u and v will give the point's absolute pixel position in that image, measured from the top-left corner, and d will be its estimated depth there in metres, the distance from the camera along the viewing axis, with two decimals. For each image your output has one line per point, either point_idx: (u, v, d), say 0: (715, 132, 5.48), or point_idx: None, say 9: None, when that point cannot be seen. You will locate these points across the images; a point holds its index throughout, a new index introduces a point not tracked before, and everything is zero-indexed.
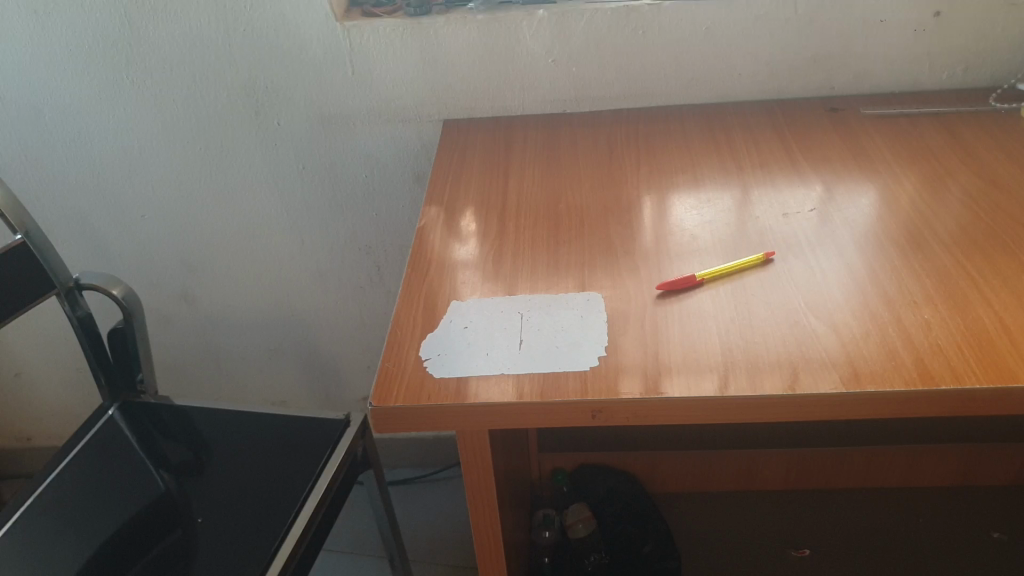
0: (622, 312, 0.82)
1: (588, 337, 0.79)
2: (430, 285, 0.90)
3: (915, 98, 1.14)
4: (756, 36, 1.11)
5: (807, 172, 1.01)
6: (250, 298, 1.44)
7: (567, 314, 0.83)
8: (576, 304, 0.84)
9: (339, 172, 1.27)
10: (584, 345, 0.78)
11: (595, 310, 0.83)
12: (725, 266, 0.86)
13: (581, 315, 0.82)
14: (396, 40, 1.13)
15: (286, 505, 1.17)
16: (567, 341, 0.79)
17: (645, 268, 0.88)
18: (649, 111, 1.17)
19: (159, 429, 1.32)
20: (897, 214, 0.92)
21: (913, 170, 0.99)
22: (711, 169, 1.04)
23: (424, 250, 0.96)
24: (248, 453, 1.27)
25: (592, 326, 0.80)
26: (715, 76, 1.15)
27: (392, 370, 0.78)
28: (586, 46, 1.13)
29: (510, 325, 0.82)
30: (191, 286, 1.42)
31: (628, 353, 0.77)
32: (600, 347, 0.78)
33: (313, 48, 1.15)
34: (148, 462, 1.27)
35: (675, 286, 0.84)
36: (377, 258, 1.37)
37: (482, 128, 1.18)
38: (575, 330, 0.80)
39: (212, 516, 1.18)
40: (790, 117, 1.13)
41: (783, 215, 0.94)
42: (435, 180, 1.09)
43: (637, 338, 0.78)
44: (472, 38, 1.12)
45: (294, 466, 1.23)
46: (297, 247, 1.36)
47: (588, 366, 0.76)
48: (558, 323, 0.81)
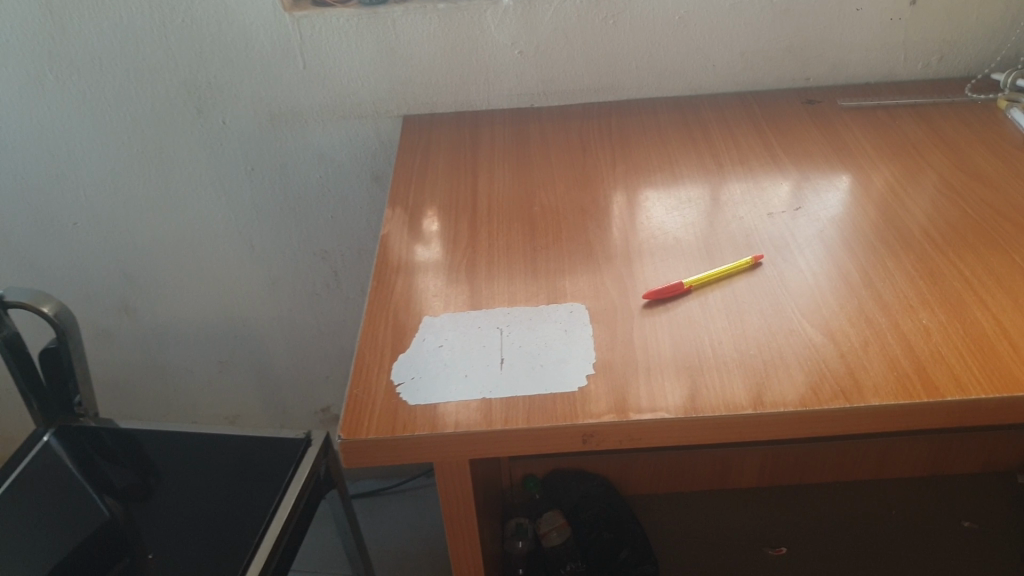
0: (607, 325, 0.77)
1: (574, 355, 0.74)
2: (400, 299, 0.83)
3: (891, 89, 1.11)
4: (729, 26, 1.07)
5: (788, 169, 0.98)
6: (197, 307, 1.35)
7: (550, 328, 0.77)
8: (559, 316, 0.78)
9: (291, 172, 1.19)
10: (570, 364, 0.73)
11: (579, 323, 0.77)
12: (712, 271, 0.82)
13: (565, 330, 0.76)
14: (351, 31, 1.05)
15: (248, 526, 1.12)
16: (552, 360, 0.73)
17: (628, 275, 0.83)
18: (620, 105, 1.12)
19: (102, 453, 1.23)
20: (884, 210, 0.89)
21: (896, 164, 0.96)
22: (691, 167, 0.99)
23: (390, 260, 0.89)
24: (202, 476, 1.20)
25: (578, 342, 0.75)
26: (688, 68, 1.10)
27: (363, 397, 0.72)
28: (554, 36, 1.07)
29: (489, 342, 0.76)
30: (132, 296, 1.33)
31: (617, 370, 0.72)
32: (587, 365, 0.73)
33: (260, 41, 1.06)
34: (91, 488, 1.19)
35: (662, 294, 0.80)
36: (334, 262, 1.30)
37: (445, 125, 1.11)
38: (561, 348, 0.74)
39: (166, 543, 1.12)
40: (766, 110, 1.09)
41: (767, 215, 0.90)
42: (398, 181, 1.02)
43: (625, 353, 0.73)
44: (434, 28, 1.05)
45: (254, 485, 1.18)
46: (246, 252, 1.28)
47: (575, 387, 0.71)
48: (541, 339, 0.76)
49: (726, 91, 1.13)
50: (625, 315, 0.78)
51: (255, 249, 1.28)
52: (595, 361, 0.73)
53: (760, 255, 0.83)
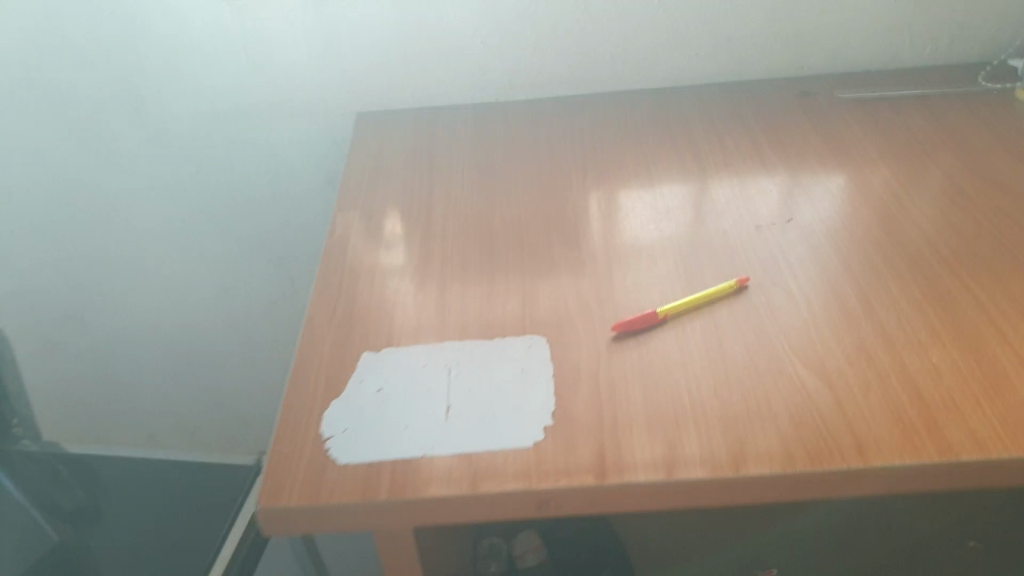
0: (570, 364, 0.67)
1: (531, 403, 0.64)
2: (335, 331, 0.73)
3: (895, 78, 1.01)
4: (715, 10, 0.96)
5: (779, 172, 0.87)
6: (146, 319, 1.26)
7: (506, 370, 0.67)
8: (516, 354, 0.68)
9: (239, 174, 1.10)
10: (526, 413, 0.63)
11: (539, 363, 0.67)
12: (690, 297, 0.72)
13: (523, 372, 0.66)
14: (296, 15, 0.96)
15: (207, 546, 1.03)
16: (506, 409, 0.63)
17: (597, 301, 0.73)
18: (595, 99, 1.02)
19: (48, 479, 1.13)
20: (887, 221, 0.79)
21: (900, 166, 0.86)
22: (671, 170, 0.89)
23: (330, 282, 0.79)
24: (156, 498, 1.11)
25: (537, 386, 0.65)
26: (669, 56, 1.00)
27: (286, 454, 0.62)
28: (520, 23, 0.97)
29: (435, 387, 0.66)
30: (75, 307, 1.23)
31: (580, 421, 0.62)
32: (545, 415, 0.62)
33: (200, 32, 0.98)
34: (36, 512, 1.07)
35: (634, 326, 0.69)
36: (289, 270, 1.21)
37: (402, 123, 1.01)
38: (516, 396, 0.64)
39: (122, 562, 1.01)
40: (756, 103, 0.98)
41: (755, 226, 0.80)
42: (347, 187, 0.92)
43: (589, 399, 0.63)
44: (386, 13, 0.96)
45: (211, 507, 1.10)
46: (196, 259, 1.19)
47: (529, 442, 0.61)
48: (495, 384, 0.66)
49: (712, 82, 1.03)
50: (591, 351, 0.68)
51: (206, 255, 1.18)
52: (554, 409, 0.63)
53: (747, 278, 0.73)
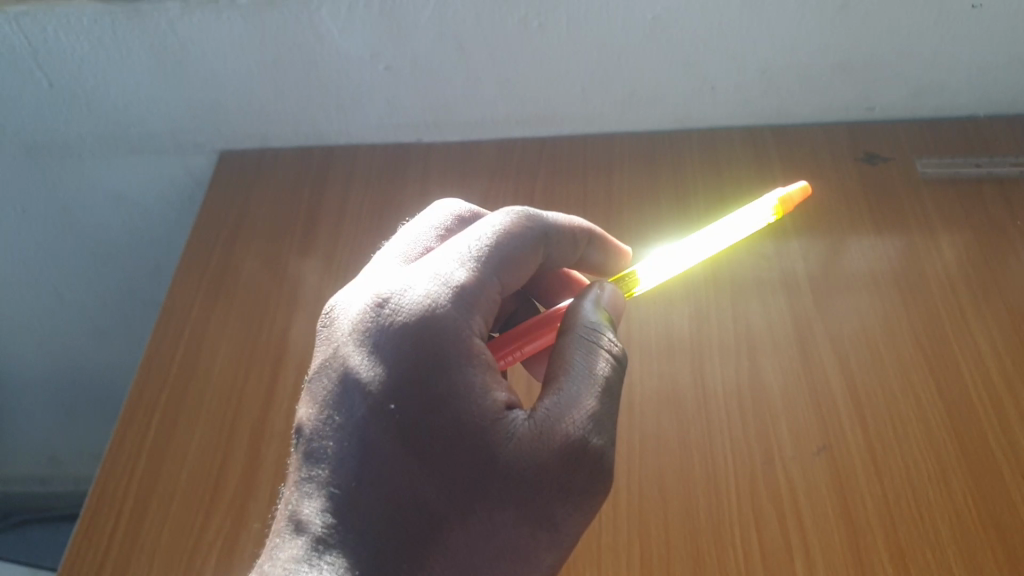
0: (489, 308, 0.40)
1: (378, 440, 0.37)
2: None
3: (1009, 134, 0.65)
4: (748, 34, 0.60)
5: (813, 327, 0.56)
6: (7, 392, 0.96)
7: (343, 333, 0.40)
8: (360, 312, 0.40)
9: (82, 217, 0.80)
10: (380, 459, 0.37)
11: (489, 293, 0.41)
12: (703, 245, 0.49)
13: (375, 359, 0.38)
14: (102, 39, 0.65)
15: None
16: (345, 479, 0.37)
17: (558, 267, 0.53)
18: (556, 151, 0.71)
19: None
20: (977, 466, 0.48)
21: (1011, 335, 0.53)
22: (644, 307, 0.59)
23: (103, 512, 0.54)
24: None
25: (374, 341, 0.38)
26: (668, 93, 0.66)
27: None
28: (441, 45, 0.63)
29: None
30: None
31: (540, 455, 0.37)
32: (425, 453, 0.37)
33: None
34: None
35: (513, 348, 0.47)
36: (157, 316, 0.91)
37: (283, 178, 0.73)
38: (357, 388, 0.38)
39: None
40: (792, 174, 0.66)
41: (765, 456, 0.50)
42: (177, 306, 0.65)
43: (497, 376, 0.39)
44: (236, 36, 0.64)
45: None
46: (48, 316, 0.88)
47: (417, 506, 0.36)
48: (429, 305, 0.39)
49: (730, 126, 0.70)
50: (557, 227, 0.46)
51: (62, 298, 0.87)
52: (447, 444, 0.37)
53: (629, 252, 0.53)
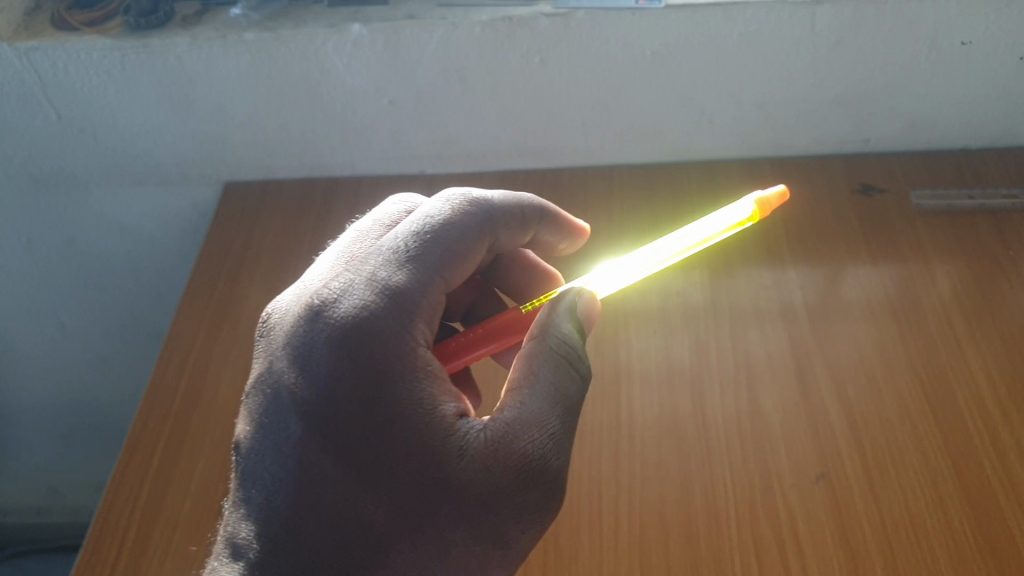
0: (429, 314, 0.41)
1: (318, 462, 0.38)
2: None
3: (1000, 166, 0.67)
4: (743, 68, 0.62)
5: (811, 354, 0.57)
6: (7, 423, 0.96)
7: (280, 347, 0.40)
8: (296, 325, 0.40)
9: (87, 248, 0.81)
10: (321, 481, 0.38)
11: (428, 298, 0.41)
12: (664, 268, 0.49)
13: (311, 377, 0.39)
14: (112, 72, 0.66)
15: None
16: (288, 500, 0.38)
17: (528, 258, 0.55)
18: (556, 183, 0.72)
19: None
20: (974, 493, 0.48)
21: (1005, 364, 0.54)
22: (644, 336, 0.59)
23: (105, 540, 0.54)
24: None
25: (304, 361, 0.39)
26: (667, 126, 0.68)
27: None
28: (444, 79, 0.65)
29: None
30: None
31: (492, 480, 0.38)
32: (367, 476, 0.38)
33: None
34: None
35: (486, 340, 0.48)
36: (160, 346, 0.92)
37: (288, 209, 0.74)
38: (289, 409, 0.39)
39: None
40: (790, 205, 0.67)
41: (765, 483, 0.50)
42: (181, 335, 0.65)
43: (446, 387, 0.40)
44: (244, 70, 0.66)
45: None
46: (51, 346, 0.89)
47: (360, 527, 0.38)
48: (363, 321, 0.39)
49: (728, 158, 0.71)
50: (501, 210, 0.47)
51: (65, 328, 0.87)
52: (389, 467, 0.38)
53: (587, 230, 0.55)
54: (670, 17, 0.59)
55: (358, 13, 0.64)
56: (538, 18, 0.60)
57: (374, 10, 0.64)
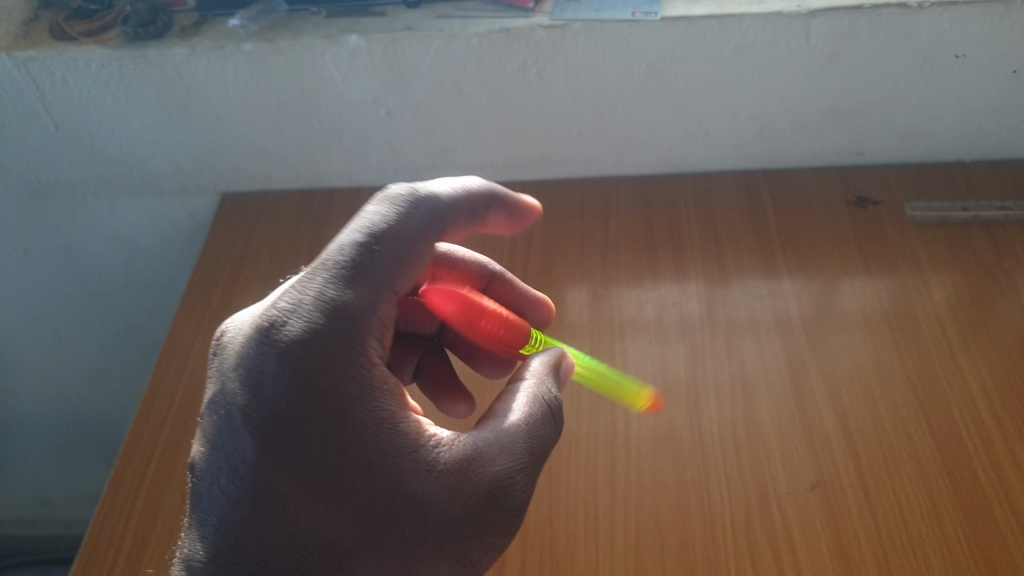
0: (384, 329, 0.39)
1: (278, 487, 0.35)
2: None
3: (993, 178, 0.67)
4: (738, 80, 0.62)
5: (807, 365, 0.57)
6: None
7: (232, 363, 0.37)
8: (244, 342, 0.37)
9: (83, 257, 0.81)
10: (282, 505, 0.35)
11: (384, 312, 0.38)
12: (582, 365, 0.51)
13: (267, 397, 0.35)
14: (111, 83, 0.66)
15: None
16: (246, 529, 0.35)
17: (515, 286, 0.54)
18: (553, 194, 0.72)
19: None
20: (968, 501, 0.48)
21: (998, 374, 0.55)
22: (641, 346, 0.60)
23: (100, 551, 0.54)
24: None
25: (260, 377, 0.36)
26: (663, 137, 0.68)
27: None
28: (442, 90, 0.65)
29: None
30: None
31: (460, 498, 0.37)
32: (331, 498, 0.35)
33: None
34: None
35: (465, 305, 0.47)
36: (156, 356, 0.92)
37: (285, 219, 0.75)
38: (245, 430, 0.35)
39: None
40: (786, 217, 0.67)
41: (761, 492, 0.50)
42: (178, 344, 0.65)
43: (403, 403, 0.38)
44: (242, 80, 0.66)
45: None
46: (45, 357, 0.88)
47: (325, 553, 0.35)
48: (322, 337, 0.36)
49: (724, 170, 0.71)
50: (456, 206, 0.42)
51: (61, 339, 0.87)
52: (355, 487, 0.36)
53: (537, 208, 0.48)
54: (666, 29, 0.59)
55: (355, 24, 0.64)
56: (535, 30, 0.60)
57: (371, 21, 0.64)
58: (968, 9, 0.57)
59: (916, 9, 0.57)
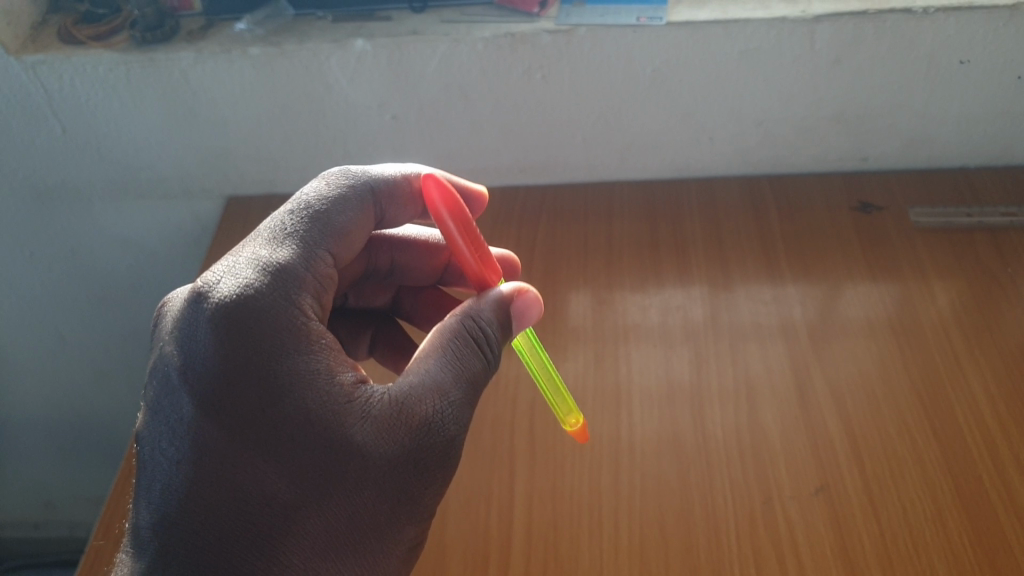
0: (318, 287, 0.40)
1: (215, 442, 0.35)
2: None
3: (997, 184, 0.67)
4: (743, 85, 0.63)
5: (810, 369, 0.57)
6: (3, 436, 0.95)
7: (169, 330, 0.37)
8: (179, 310, 0.37)
9: (89, 261, 0.81)
10: (221, 461, 0.35)
11: (316, 272, 0.40)
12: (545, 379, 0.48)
13: (201, 356, 0.36)
14: (118, 85, 0.67)
15: None
16: (186, 486, 0.35)
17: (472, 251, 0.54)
18: (557, 199, 0.72)
19: None
20: (973, 506, 0.48)
21: (1002, 378, 0.55)
22: (644, 350, 0.60)
23: (106, 554, 0.54)
24: None
25: (191, 341, 0.36)
26: (667, 143, 0.68)
27: None
28: (447, 95, 0.66)
29: None
30: None
31: (398, 442, 0.37)
32: (269, 450, 0.36)
33: None
34: None
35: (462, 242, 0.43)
36: None
37: None
38: (180, 392, 0.36)
39: None
40: (790, 222, 0.67)
41: (765, 496, 0.50)
42: None
43: (341, 358, 0.38)
44: (248, 84, 0.66)
45: None
46: (49, 360, 0.89)
47: (267, 504, 0.35)
48: (252, 294, 0.37)
49: (728, 175, 0.72)
50: (390, 183, 0.45)
51: (66, 342, 0.87)
52: (292, 437, 0.36)
53: (485, 196, 0.50)
54: (671, 34, 0.60)
55: (361, 28, 0.64)
56: (539, 35, 0.61)
57: (377, 25, 0.64)
58: (973, 15, 0.57)
59: (920, 14, 0.57)
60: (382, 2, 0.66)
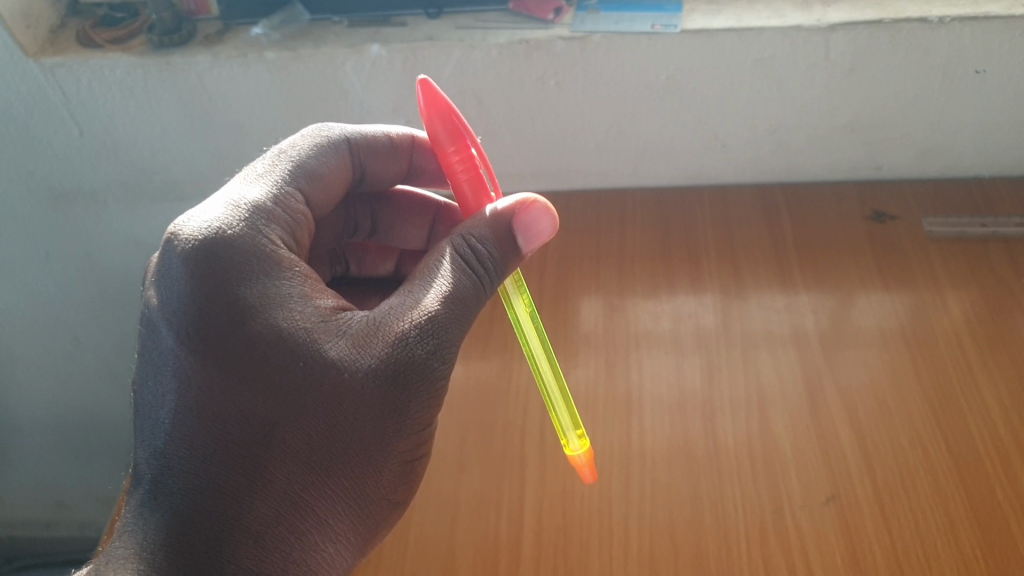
0: (291, 223, 0.41)
1: (192, 370, 0.37)
2: None
3: (1011, 194, 0.67)
4: (758, 93, 0.63)
5: (822, 377, 0.57)
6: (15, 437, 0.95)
7: (150, 277, 0.39)
8: (156, 257, 0.39)
9: (103, 262, 0.82)
10: (199, 387, 0.37)
11: (286, 207, 0.41)
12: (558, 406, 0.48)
13: (175, 295, 0.37)
14: (135, 89, 0.67)
15: None
16: (171, 417, 0.37)
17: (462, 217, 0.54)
18: (569, 206, 0.72)
19: None
20: (985, 517, 0.48)
21: (1015, 390, 0.54)
22: (655, 358, 0.60)
23: None
24: None
25: (164, 281, 0.38)
26: (681, 150, 0.68)
27: None
28: (461, 100, 0.66)
29: None
30: None
31: (372, 356, 0.37)
32: (242, 371, 0.37)
33: (9, 103, 0.68)
34: None
35: (458, 156, 0.42)
36: None
37: None
38: (161, 330, 0.38)
39: None
40: (803, 230, 0.67)
41: (775, 504, 0.50)
42: None
43: (318, 287, 0.40)
44: (263, 88, 0.67)
45: None
46: (63, 359, 0.89)
47: (246, 422, 0.37)
48: (219, 228, 0.38)
49: (741, 183, 0.71)
50: (370, 139, 0.47)
51: (80, 342, 0.88)
52: (264, 357, 0.37)
53: None
54: (686, 42, 0.60)
55: (376, 34, 0.65)
56: (554, 41, 0.61)
57: (393, 31, 0.65)
58: (989, 25, 0.57)
59: (936, 24, 0.57)
60: (397, 8, 0.66)
